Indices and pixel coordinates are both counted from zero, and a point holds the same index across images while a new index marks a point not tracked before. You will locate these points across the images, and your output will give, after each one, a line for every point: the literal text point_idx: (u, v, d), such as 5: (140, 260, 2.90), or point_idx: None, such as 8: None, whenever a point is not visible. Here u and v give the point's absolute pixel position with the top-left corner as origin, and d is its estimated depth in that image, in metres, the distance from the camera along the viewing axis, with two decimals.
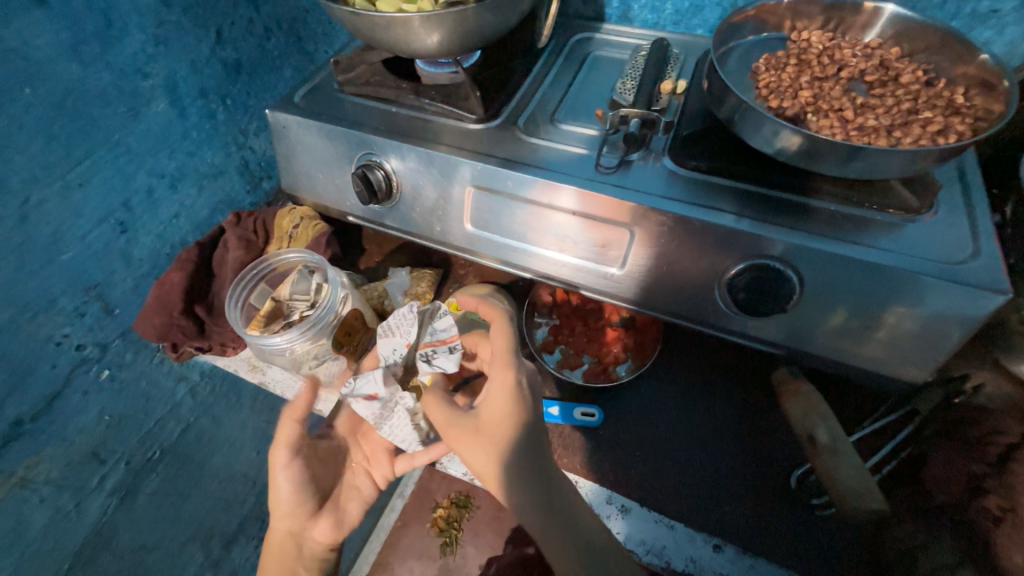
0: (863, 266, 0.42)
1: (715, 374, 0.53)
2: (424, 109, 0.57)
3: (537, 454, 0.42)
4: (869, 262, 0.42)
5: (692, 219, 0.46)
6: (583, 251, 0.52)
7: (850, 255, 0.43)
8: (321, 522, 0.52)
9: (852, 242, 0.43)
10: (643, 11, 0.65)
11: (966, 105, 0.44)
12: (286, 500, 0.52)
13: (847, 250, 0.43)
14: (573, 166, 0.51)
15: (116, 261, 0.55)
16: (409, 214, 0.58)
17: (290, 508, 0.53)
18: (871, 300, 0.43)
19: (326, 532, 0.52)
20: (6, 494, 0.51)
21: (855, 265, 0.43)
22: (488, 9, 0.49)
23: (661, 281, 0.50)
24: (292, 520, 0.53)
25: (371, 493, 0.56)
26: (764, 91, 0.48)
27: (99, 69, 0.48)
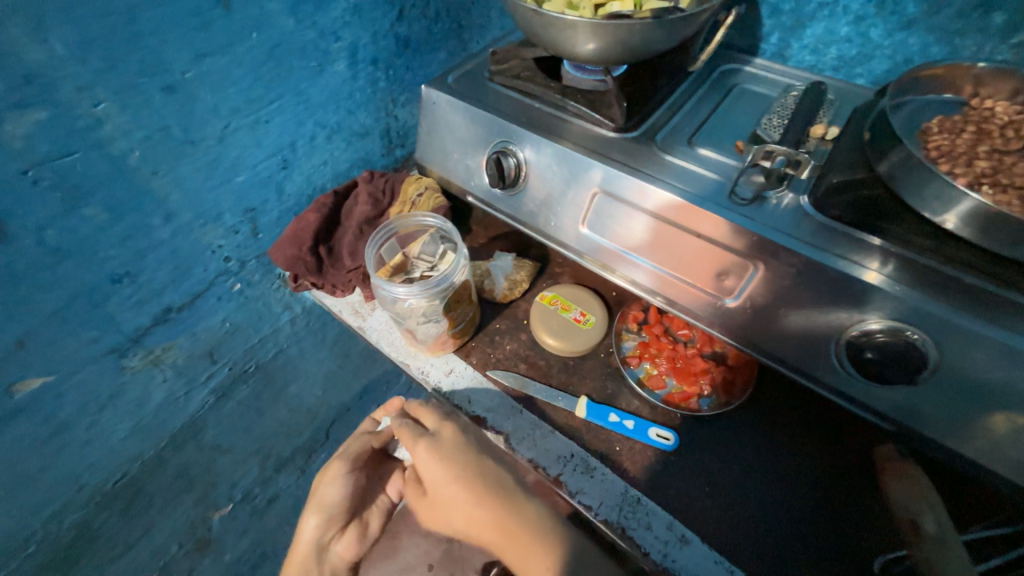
0: (1016, 357, 0.39)
1: (805, 432, 0.51)
2: (567, 109, 0.60)
3: (477, 496, 0.49)
4: (1020, 351, 0.39)
5: (826, 267, 0.45)
6: (695, 275, 0.51)
7: (1006, 343, 0.39)
8: (346, 536, 0.59)
9: (1011, 329, 0.40)
10: (802, 52, 0.63)
11: None
12: (324, 507, 0.57)
13: (1001, 336, 0.40)
14: (704, 189, 0.51)
15: (272, 192, 0.62)
16: (526, 204, 0.61)
17: (329, 513, 0.58)
18: (1011, 391, 0.40)
19: (350, 547, 0.59)
20: (143, 367, 0.60)
21: (1008, 355, 0.39)
22: (658, 26, 0.51)
23: (772, 321, 0.49)
24: (321, 530, 0.57)
25: (389, 507, 0.63)
26: (935, 153, 0.46)
27: (307, 27, 0.55)
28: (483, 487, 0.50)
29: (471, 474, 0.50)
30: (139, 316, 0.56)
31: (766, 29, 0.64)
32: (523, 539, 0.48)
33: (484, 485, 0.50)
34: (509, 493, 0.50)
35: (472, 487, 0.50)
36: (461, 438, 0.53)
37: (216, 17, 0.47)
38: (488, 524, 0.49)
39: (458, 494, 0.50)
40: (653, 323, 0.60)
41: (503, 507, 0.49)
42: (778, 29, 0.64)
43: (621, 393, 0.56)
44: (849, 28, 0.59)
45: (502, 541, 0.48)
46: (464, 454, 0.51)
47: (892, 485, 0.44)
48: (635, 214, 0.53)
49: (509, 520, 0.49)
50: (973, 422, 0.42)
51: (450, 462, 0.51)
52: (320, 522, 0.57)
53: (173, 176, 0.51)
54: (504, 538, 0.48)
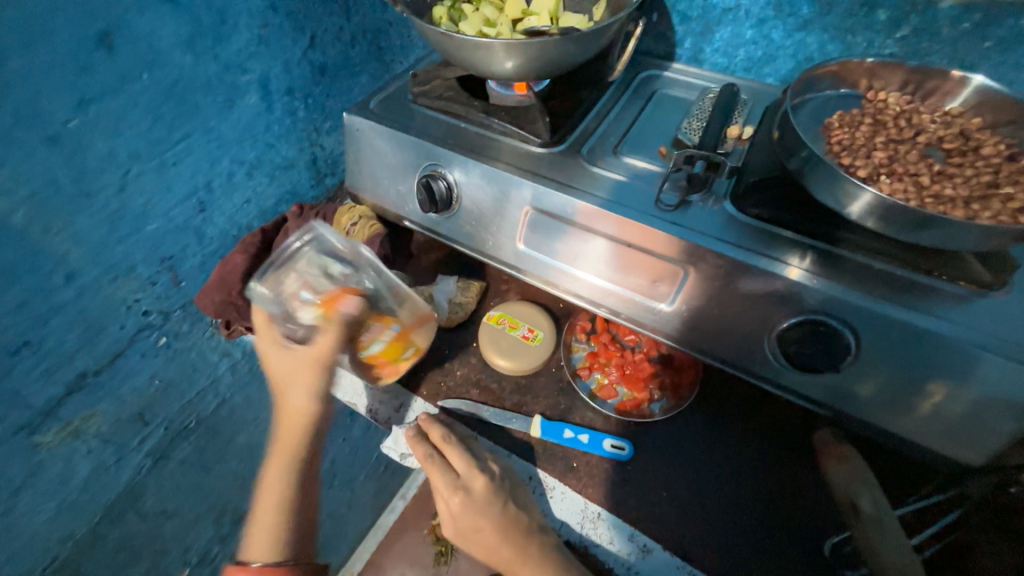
0: (925, 337, 0.42)
1: (752, 426, 0.52)
2: (492, 128, 0.59)
3: (501, 522, 0.48)
4: (925, 329, 0.42)
5: (750, 267, 0.46)
6: (631, 283, 0.52)
7: (915, 324, 0.42)
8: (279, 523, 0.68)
9: (917, 310, 0.42)
10: (714, 55, 0.66)
11: None
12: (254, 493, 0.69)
13: (909, 318, 0.42)
14: (630, 199, 0.52)
15: (191, 237, 0.59)
16: (462, 226, 0.60)
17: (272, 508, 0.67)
18: (922, 366, 0.42)
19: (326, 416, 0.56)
20: (61, 441, 0.55)
21: (918, 334, 0.42)
22: (570, 42, 0.52)
23: (708, 322, 0.50)
24: None
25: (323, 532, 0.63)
26: (837, 147, 0.48)
27: (207, 61, 0.52)
28: (512, 512, 0.48)
29: (497, 513, 0.48)
30: (47, 387, 0.51)
31: (679, 34, 0.66)
32: (523, 562, 0.48)
33: (512, 513, 0.48)
34: (523, 529, 0.48)
35: (495, 517, 0.48)
36: (492, 469, 0.50)
37: (98, 60, 0.43)
38: (500, 549, 0.48)
39: (476, 521, 0.48)
40: (600, 332, 0.60)
41: (514, 540, 0.48)
42: (690, 35, 0.66)
43: (574, 408, 0.55)
44: (753, 31, 0.62)
45: (511, 560, 0.48)
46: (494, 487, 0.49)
47: (831, 468, 0.45)
48: (568, 227, 0.54)
49: (522, 550, 0.48)
50: (896, 400, 0.44)
51: (472, 493, 0.48)
52: None
53: (70, 233, 0.47)
54: (505, 559, 0.48)
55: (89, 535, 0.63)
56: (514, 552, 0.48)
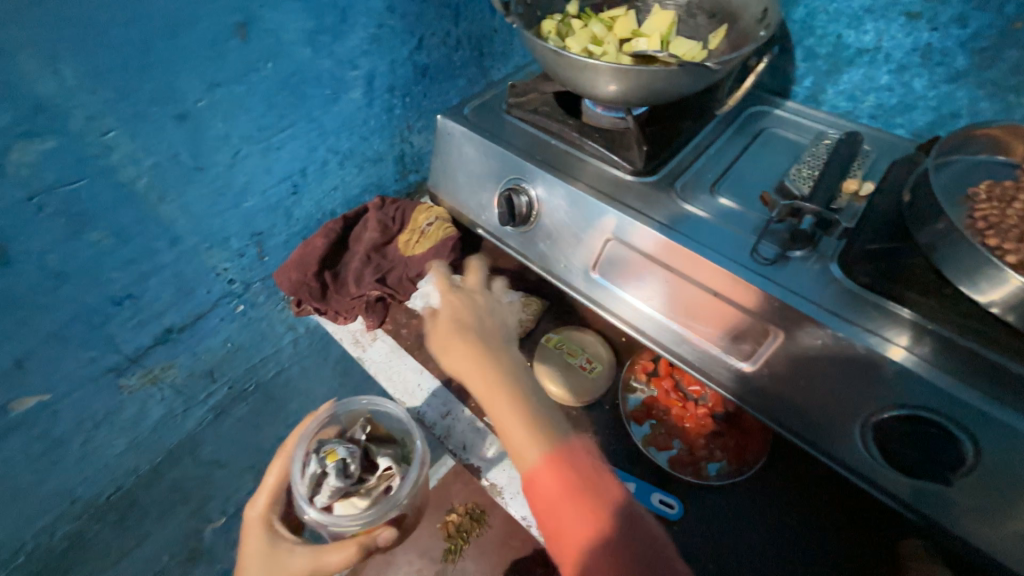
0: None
1: (819, 515, 0.47)
2: (583, 148, 0.58)
3: (491, 397, 0.46)
4: None
5: (852, 342, 0.42)
6: (709, 335, 0.49)
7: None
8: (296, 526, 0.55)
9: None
10: (837, 97, 0.60)
11: None
12: None
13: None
14: (723, 244, 0.49)
15: (280, 217, 0.62)
16: (537, 243, 0.59)
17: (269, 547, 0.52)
18: None
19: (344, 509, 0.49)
20: (141, 386, 0.60)
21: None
22: (684, 72, 0.49)
23: (788, 391, 0.46)
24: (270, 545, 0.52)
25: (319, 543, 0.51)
26: (981, 224, 0.42)
27: (323, 56, 0.54)
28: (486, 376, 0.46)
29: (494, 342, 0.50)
30: (138, 336, 0.56)
31: (800, 71, 0.61)
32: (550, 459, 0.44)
33: (487, 390, 0.46)
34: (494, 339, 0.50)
35: (481, 359, 0.48)
36: (457, 320, 0.52)
37: (230, 48, 0.47)
38: (517, 414, 0.45)
39: (480, 378, 0.47)
40: (663, 376, 0.56)
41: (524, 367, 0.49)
42: (812, 73, 0.61)
43: (624, 451, 0.52)
44: (890, 77, 0.56)
45: (531, 445, 0.44)
46: (470, 335, 0.50)
47: None
48: (654, 268, 0.50)
49: (537, 424, 0.45)
50: (1007, 524, 0.38)
51: (461, 362, 0.48)
52: (270, 498, 0.55)
53: (181, 202, 0.51)
54: (530, 446, 0.44)
55: (149, 472, 0.68)
56: (535, 420, 0.45)
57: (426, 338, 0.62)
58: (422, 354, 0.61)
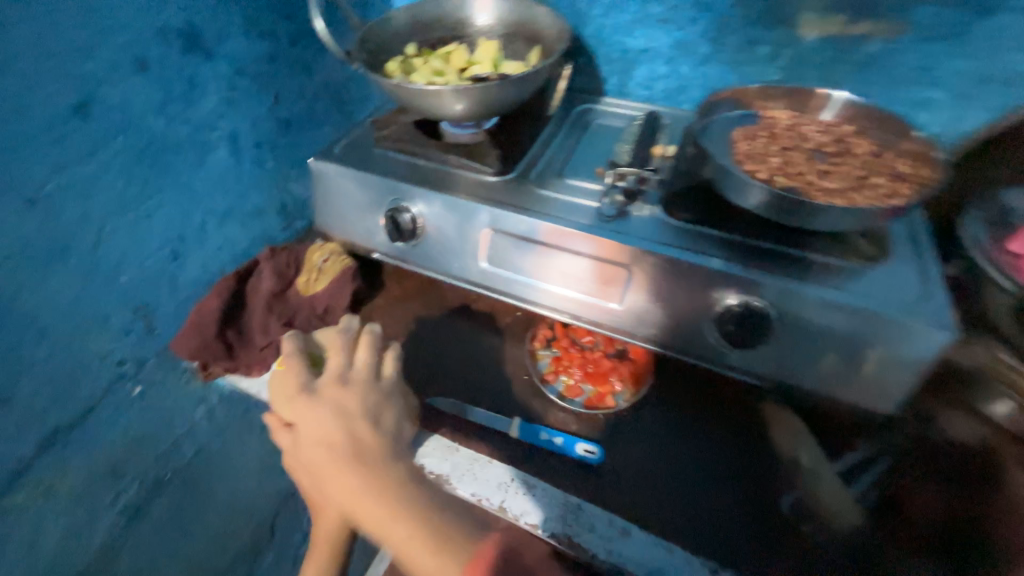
0: (852, 312, 0.47)
1: (717, 417, 0.56)
2: (448, 162, 0.66)
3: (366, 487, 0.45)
4: (833, 300, 0.48)
5: (683, 262, 0.52)
6: (588, 289, 0.58)
7: (846, 303, 0.47)
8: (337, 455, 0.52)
9: (839, 288, 0.49)
10: (637, 88, 0.75)
11: (908, 174, 0.53)
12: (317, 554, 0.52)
13: (840, 298, 0.48)
14: (577, 214, 0.58)
15: (165, 286, 0.61)
16: (430, 252, 0.65)
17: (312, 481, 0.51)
18: (832, 333, 0.49)
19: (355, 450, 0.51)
20: (31, 503, 0.54)
21: (847, 312, 0.48)
22: (509, 86, 0.59)
23: (655, 315, 0.56)
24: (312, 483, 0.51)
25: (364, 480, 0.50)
26: (741, 157, 0.57)
27: (179, 123, 0.56)
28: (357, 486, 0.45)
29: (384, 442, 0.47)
30: None
31: (605, 74, 0.76)
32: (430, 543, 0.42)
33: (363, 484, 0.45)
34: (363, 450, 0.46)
35: (346, 470, 0.45)
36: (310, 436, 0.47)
37: (74, 127, 0.47)
38: (376, 491, 0.44)
39: (348, 481, 0.45)
40: (560, 337, 0.65)
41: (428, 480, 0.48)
42: (615, 73, 0.76)
43: (547, 412, 0.58)
44: (666, 67, 0.72)
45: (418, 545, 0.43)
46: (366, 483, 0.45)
47: (776, 434, 0.54)
48: (535, 249, 0.59)
49: (417, 507, 0.44)
50: (816, 363, 0.51)
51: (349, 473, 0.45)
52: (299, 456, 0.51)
53: (45, 288, 0.49)
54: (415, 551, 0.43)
55: None
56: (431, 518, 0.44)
57: None
58: None
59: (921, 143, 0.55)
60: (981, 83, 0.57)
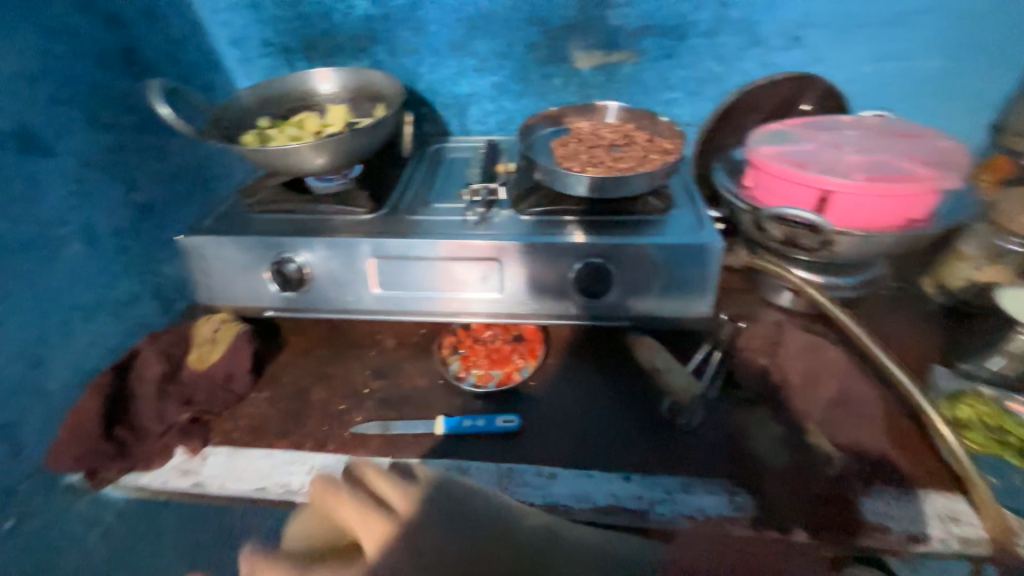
0: (658, 249, 0.63)
1: (602, 360, 0.69)
2: (323, 211, 0.72)
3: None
4: (644, 244, 0.63)
5: (533, 243, 0.64)
6: (470, 287, 0.68)
7: (652, 243, 0.63)
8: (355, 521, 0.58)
9: (647, 235, 0.64)
10: (476, 124, 0.90)
11: (670, 147, 0.73)
12: None
13: (647, 241, 0.63)
14: (446, 228, 0.68)
15: (28, 397, 0.56)
16: (323, 293, 0.70)
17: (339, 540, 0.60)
18: (651, 267, 0.64)
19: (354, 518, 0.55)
20: None
21: (654, 250, 0.63)
22: (363, 135, 0.69)
23: (527, 293, 0.67)
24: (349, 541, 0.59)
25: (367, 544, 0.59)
26: (562, 158, 0.73)
27: (21, 224, 0.55)
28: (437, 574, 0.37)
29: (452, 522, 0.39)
30: None
31: (446, 117, 0.90)
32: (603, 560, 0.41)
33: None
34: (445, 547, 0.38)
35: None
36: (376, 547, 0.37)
37: None
38: None
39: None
40: (464, 339, 0.73)
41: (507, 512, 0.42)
42: (454, 116, 0.89)
43: (466, 404, 0.65)
44: (493, 105, 0.87)
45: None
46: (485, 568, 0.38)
47: (643, 353, 0.65)
48: (424, 264, 0.67)
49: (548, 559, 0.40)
50: (648, 293, 0.66)
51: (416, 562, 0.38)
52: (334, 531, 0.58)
53: None
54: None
55: None
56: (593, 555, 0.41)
57: (260, 426, 0.63)
58: (263, 440, 0.62)
59: (675, 128, 0.75)
60: (699, 83, 0.81)
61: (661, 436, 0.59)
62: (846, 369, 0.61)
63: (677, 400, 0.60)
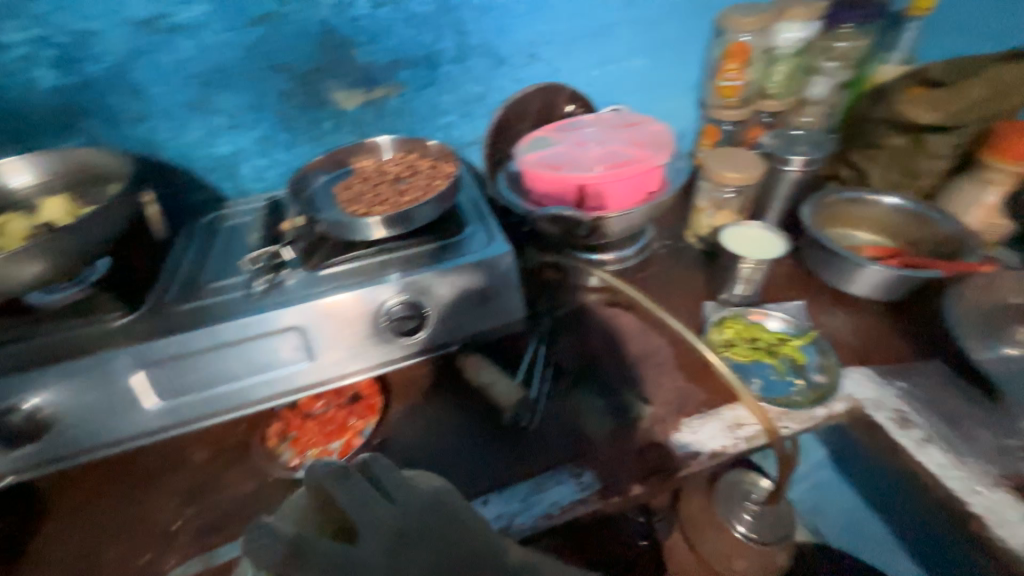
0: (456, 271, 0.64)
1: (443, 390, 0.67)
2: (57, 331, 0.56)
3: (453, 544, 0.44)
4: (442, 270, 0.63)
5: (328, 300, 0.60)
6: (272, 364, 0.61)
7: (448, 267, 0.64)
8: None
9: (443, 260, 0.65)
10: (254, 182, 0.82)
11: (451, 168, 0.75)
12: None
13: (444, 266, 0.64)
14: (225, 308, 0.60)
15: None
16: (81, 431, 0.56)
17: None
18: (456, 290, 0.65)
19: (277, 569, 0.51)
20: None
21: (452, 273, 0.64)
22: (93, 224, 0.55)
23: (339, 352, 0.63)
24: None
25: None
26: (346, 202, 0.70)
27: None
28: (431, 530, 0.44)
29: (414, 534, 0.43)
30: None
31: (215, 181, 0.80)
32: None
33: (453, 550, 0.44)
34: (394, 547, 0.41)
35: None
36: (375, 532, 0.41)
37: None
38: None
39: None
40: (292, 420, 0.65)
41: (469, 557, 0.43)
42: (224, 178, 0.80)
43: None
44: (266, 159, 0.80)
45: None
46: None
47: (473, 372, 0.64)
48: (219, 358, 0.58)
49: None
50: (463, 314, 0.67)
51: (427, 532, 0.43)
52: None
53: None
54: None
55: None
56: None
57: None
58: None
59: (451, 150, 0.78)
60: (467, 104, 0.85)
61: (511, 446, 0.60)
62: (640, 323, 0.73)
63: (514, 408, 0.60)
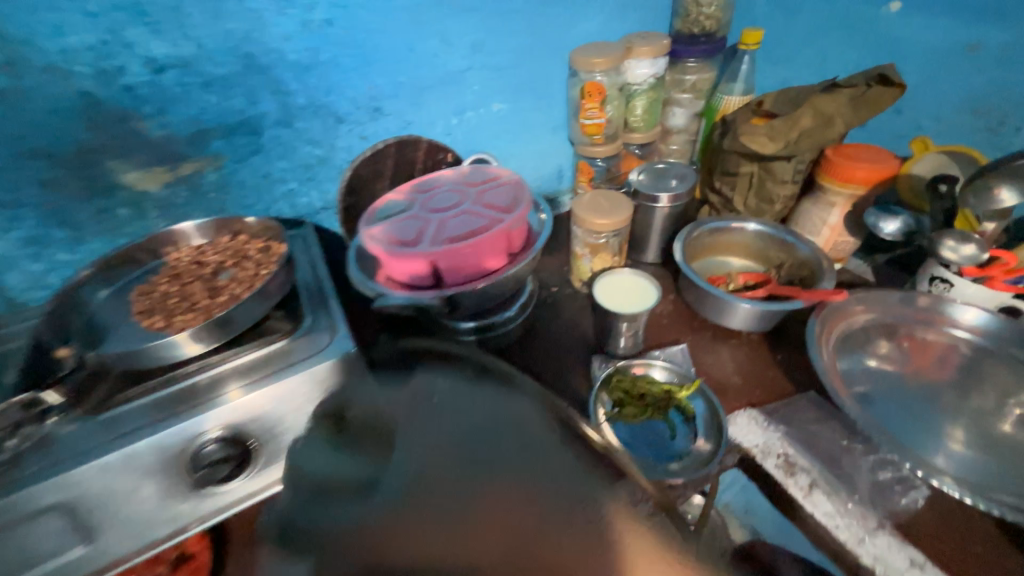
0: (284, 387, 0.52)
1: None
2: None
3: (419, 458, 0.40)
4: (263, 389, 0.51)
5: (101, 460, 0.46)
6: (28, 561, 0.45)
7: (273, 384, 0.52)
8: None
9: (268, 376, 0.53)
10: (29, 292, 0.65)
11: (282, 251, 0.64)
12: None
13: (267, 384, 0.52)
14: None
15: None
16: None
17: None
18: (288, 409, 0.53)
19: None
20: None
21: (279, 390, 0.52)
22: None
23: (132, 519, 0.48)
24: None
25: None
26: (142, 313, 0.56)
27: None
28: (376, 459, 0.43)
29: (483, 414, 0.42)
30: None
31: None
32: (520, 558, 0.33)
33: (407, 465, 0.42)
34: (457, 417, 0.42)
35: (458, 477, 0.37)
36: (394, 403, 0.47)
37: None
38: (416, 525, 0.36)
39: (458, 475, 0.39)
40: None
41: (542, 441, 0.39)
42: None
43: None
44: (42, 263, 0.64)
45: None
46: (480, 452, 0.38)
47: None
48: None
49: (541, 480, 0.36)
50: (305, 434, 0.54)
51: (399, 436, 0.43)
52: None
53: None
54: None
55: None
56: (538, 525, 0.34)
57: None
58: None
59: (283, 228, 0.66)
60: (308, 170, 0.75)
61: None
62: None
63: None
